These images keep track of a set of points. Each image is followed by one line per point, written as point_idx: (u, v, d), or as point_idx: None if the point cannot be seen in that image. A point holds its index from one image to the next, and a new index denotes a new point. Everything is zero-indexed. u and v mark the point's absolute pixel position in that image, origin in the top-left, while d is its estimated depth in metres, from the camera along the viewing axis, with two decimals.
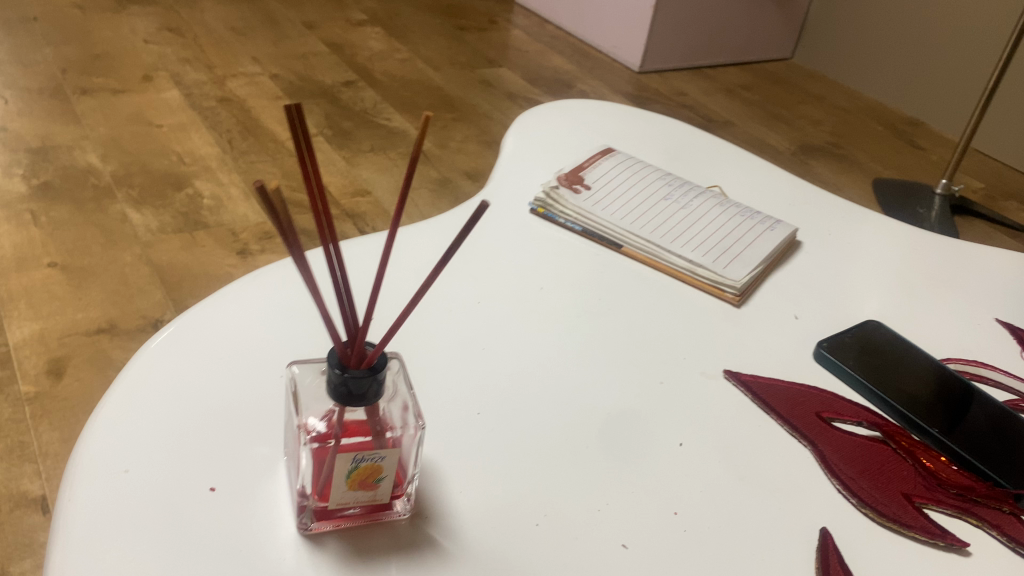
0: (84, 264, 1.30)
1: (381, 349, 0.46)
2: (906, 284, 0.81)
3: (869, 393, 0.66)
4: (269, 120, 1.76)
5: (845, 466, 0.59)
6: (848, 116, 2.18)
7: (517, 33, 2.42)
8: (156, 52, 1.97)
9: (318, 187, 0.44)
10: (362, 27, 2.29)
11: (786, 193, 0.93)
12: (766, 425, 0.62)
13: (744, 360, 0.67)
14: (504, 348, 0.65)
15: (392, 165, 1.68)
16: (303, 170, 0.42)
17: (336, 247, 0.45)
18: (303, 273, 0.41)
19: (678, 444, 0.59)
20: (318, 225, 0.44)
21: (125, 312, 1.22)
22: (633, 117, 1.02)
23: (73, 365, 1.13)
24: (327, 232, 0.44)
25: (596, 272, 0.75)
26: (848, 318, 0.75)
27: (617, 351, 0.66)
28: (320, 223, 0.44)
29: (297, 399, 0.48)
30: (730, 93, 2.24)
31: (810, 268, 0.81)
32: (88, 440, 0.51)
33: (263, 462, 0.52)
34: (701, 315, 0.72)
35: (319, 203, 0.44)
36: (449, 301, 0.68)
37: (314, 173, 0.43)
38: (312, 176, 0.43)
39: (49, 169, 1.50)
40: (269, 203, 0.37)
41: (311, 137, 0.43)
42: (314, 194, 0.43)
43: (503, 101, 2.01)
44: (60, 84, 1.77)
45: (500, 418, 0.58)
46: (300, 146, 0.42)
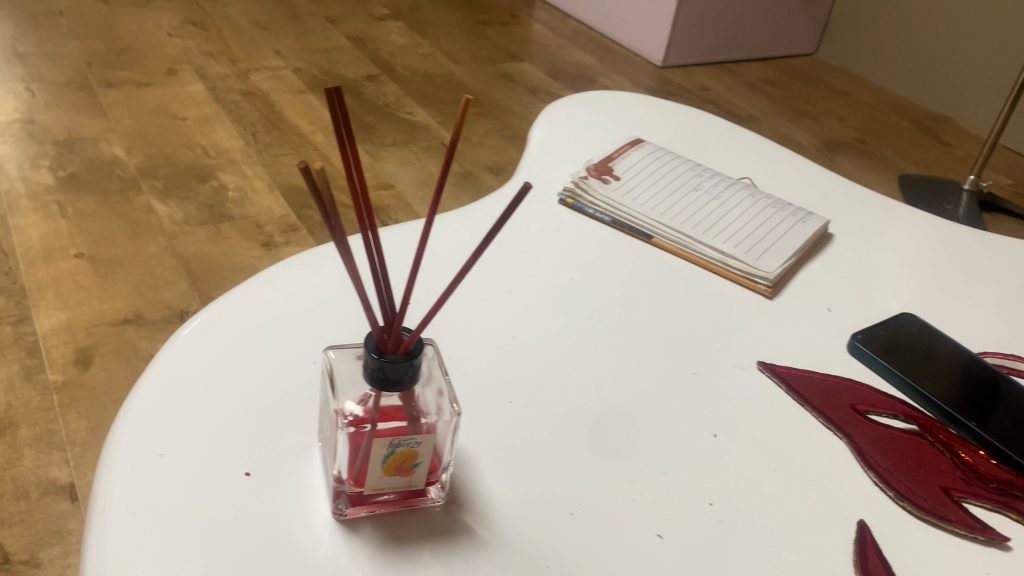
0: (110, 255, 1.31)
1: (418, 335, 0.46)
2: (940, 277, 0.80)
3: (905, 386, 0.65)
4: (293, 113, 1.77)
5: (880, 458, 0.58)
6: (873, 112, 2.16)
7: (538, 28, 2.41)
8: (180, 46, 1.98)
9: (357, 170, 0.43)
10: (384, 22, 2.29)
11: (817, 185, 0.92)
12: (801, 417, 0.61)
13: (778, 351, 0.67)
14: (535, 338, 0.64)
15: (415, 159, 1.68)
16: (343, 153, 0.42)
17: (374, 232, 0.45)
18: (344, 255, 0.41)
19: (712, 435, 0.58)
20: (357, 211, 0.43)
21: (151, 303, 1.23)
22: (661, 109, 1.02)
23: (100, 354, 1.13)
24: (365, 216, 0.44)
25: (627, 263, 0.74)
26: (882, 311, 0.74)
27: (648, 341, 0.66)
28: (360, 208, 0.44)
29: (334, 383, 0.48)
30: (754, 88, 2.23)
31: (842, 260, 0.80)
32: (123, 424, 0.52)
33: (297, 448, 0.52)
34: (734, 307, 0.71)
35: (359, 187, 0.43)
36: (479, 290, 0.68)
37: (353, 157, 0.43)
38: (351, 159, 0.43)
39: (75, 161, 1.51)
40: (314, 184, 0.37)
41: (351, 121, 0.42)
42: (353, 179, 0.43)
43: (526, 95, 2.00)
44: (86, 77, 1.78)
45: (532, 407, 0.58)
46: (341, 130, 0.41)
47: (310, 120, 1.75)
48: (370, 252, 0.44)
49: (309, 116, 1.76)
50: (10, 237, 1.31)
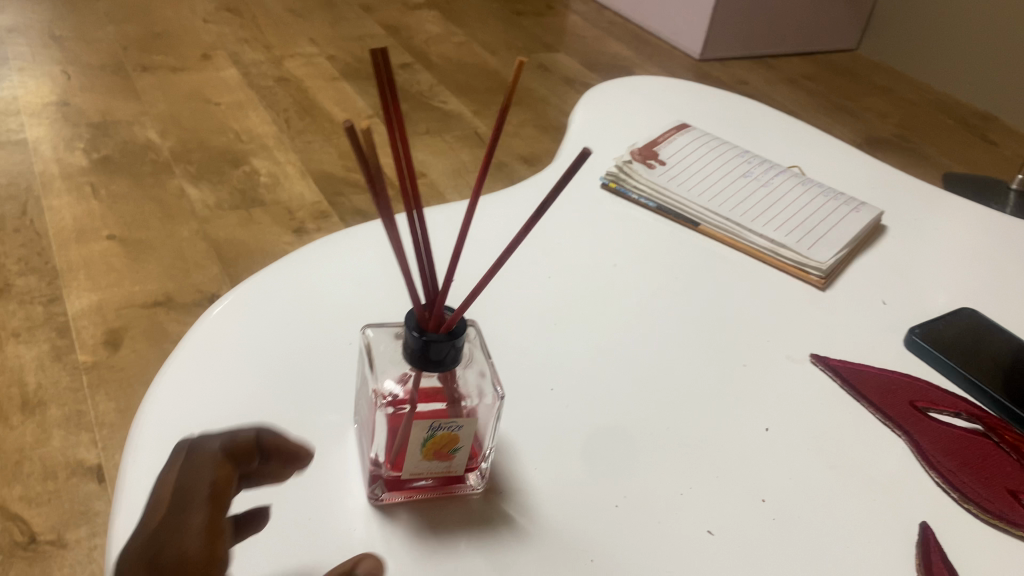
0: (142, 237, 1.30)
1: (461, 313, 0.43)
2: (1000, 272, 0.76)
3: (967, 383, 0.61)
4: (326, 100, 1.75)
5: (943, 458, 0.55)
6: (916, 109, 2.11)
7: (574, 19, 2.38)
8: (215, 32, 1.97)
9: (404, 146, 0.41)
10: (419, 11, 2.27)
11: (868, 176, 0.88)
12: (857, 413, 0.58)
13: (832, 345, 0.64)
14: (578, 326, 0.61)
15: (448, 148, 1.66)
16: (389, 123, 0.40)
17: (418, 209, 0.42)
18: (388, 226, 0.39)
19: (763, 429, 0.55)
20: (403, 186, 0.41)
21: (181, 286, 1.22)
22: (706, 95, 0.99)
23: (130, 336, 1.13)
24: (410, 191, 0.42)
25: (673, 250, 0.71)
26: (940, 305, 0.70)
27: (695, 330, 0.63)
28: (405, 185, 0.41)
29: (372, 362, 0.45)
30: (793, 83, 2.18)
31: (897, 252, 0.77)
32: (151, 404, 0.50)
33: (333, 430, 0.50)
34: (785, 298, 0.68)
35: (403, 158, 0.41)
36: (519, 274, 0.65)
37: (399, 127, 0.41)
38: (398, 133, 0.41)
39: (109, 143, 1.51)
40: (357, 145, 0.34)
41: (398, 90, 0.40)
42: (398, 152, 0.41)
43: (560, 86, 1.98)
44: (121, 61, 1.78)
45: (576, 395, 0.55)
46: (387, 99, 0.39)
47: (343, 107, 1.74)
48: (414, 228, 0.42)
49: (342, 104, 1.75)
50: (43, 217, 1.31)
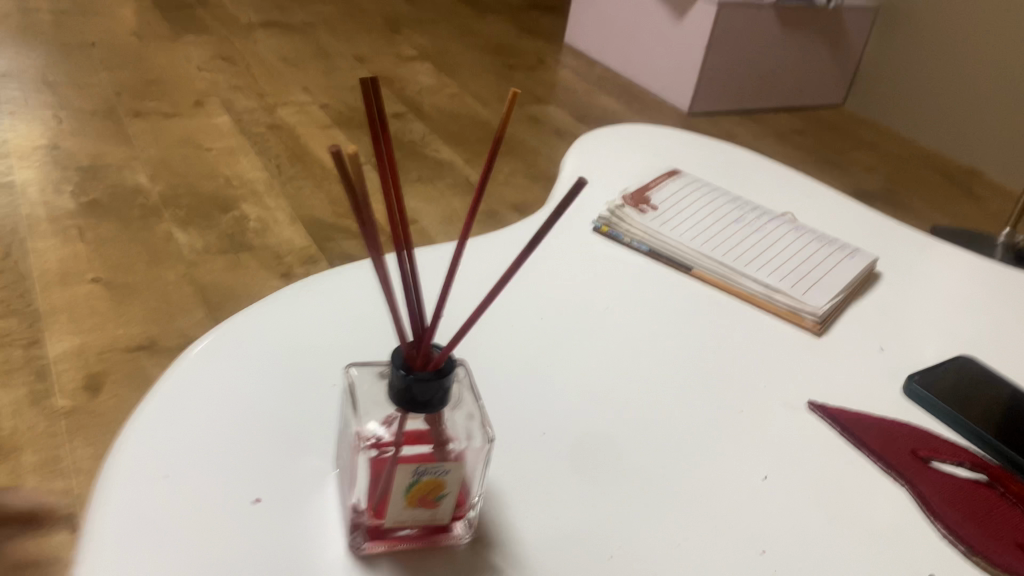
0: (128, 281, 1.28)
1: (449, 352, 0.42)
2: (998, 321, 0.75)
3: (968, 432, 0.60)
4: (318, 148, 1.76)
5: (947, 509, 0.53)
6: (904, 165, 2.12)
7: (565, 72, 2.41)
8: (209, 79, 1.98)
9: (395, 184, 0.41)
10: (413, 62, 2.30)
11: (861, 224, 0.88)
12: (858, 462, 0.56)
13: (830, 392, 0.62)
14: (569, 369, 0.60)
15: (439, 196, 1.66)
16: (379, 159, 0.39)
17: (408, 248, 0.41)
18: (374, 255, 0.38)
19: (762, 478, 0.53)
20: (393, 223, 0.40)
21: (166, 330, 1.20)
22: (698, 144, 0.99)
23: (111, 381, 1.10)
24: (399, 228, 0.41)
25: (666, 295, 0.70)
26: (939, 353, 0.69)
27: (689, 375, 0.61)
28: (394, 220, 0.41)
29: (355, 402, 0.44)
30: (782, 138, 2.20)
31: (892, 299, 0.76)
32: (125, 444, 0.47)
33: (313, 474, 0.47)
34: (780, 344, 0.67)
35: (392, 193, 0.41)
36: (510, 316, 0.64)
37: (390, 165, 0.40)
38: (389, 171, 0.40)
39: (98, 187, 1.50)
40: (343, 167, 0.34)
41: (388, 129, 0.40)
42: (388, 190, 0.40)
43: (552, 138, 1.99)
44: (113, 106, 1.78)
45: (568, 440, 0.54)
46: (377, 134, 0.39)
47: (335, 155, 1.74)
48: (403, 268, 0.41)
49: (334, 151, 1.75)
50: (27, 260, 1.29)
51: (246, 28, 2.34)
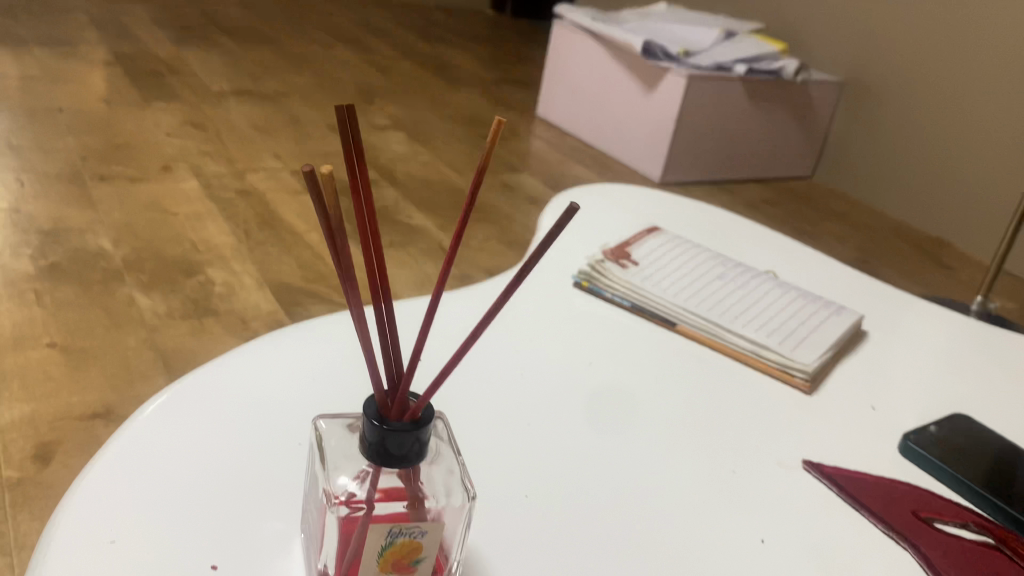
0: (85, 346, 1.23)
1: (428, 400, 0.39)
2: (989, 379, 0.74)
3: (970, 492, 0.57)
4: (288, 213, 1.73)
5: (955, 572, 0.50)
6: (872, 235, 2.14)
7: (537, 143, 2.43)
8: (178, 145, 1.96)
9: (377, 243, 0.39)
10: (385, 131, 2.30)
11: (844, 282, 0.86)
12: (858, 523, 0.53)
13: (825, 451, 0.59)
14: (553, 427, 0.57)
15: (412, 261, 1.63)
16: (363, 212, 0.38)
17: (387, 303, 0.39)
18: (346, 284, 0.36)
19: (760, 541, 0.50)
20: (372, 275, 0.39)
21: (124, 398, 1.14)
22: (676, 203, 0.98)
23: (62, 451, 1.04)
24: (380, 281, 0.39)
25: (650, 351, 0.67)
26: (933, 411, 0.67)
27: (678, 434, 0.58)
28: (372, 267, 0.39)
29: (323, 455, 0.40)
30: (752, 208, 2.22)
31: (881, 358, 0.74)
32: (69, 505, 0.43)
33: (276, 539, 0.43)
34: (771, 402, 0.64)
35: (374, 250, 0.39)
36: (489, 372, 0.61)
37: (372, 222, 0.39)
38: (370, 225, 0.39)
39: (58, 251, 1.46)
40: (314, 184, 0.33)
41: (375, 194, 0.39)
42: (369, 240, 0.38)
43: (525, 205, 1.98)
44: (78, 170, 1.75)
45: (554, 501, 0.50)
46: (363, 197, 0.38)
47: (306, 220, 1.72)
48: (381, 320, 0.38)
49: (305, 217, 1.73)
50: None
51: (218, 96, 2.34)
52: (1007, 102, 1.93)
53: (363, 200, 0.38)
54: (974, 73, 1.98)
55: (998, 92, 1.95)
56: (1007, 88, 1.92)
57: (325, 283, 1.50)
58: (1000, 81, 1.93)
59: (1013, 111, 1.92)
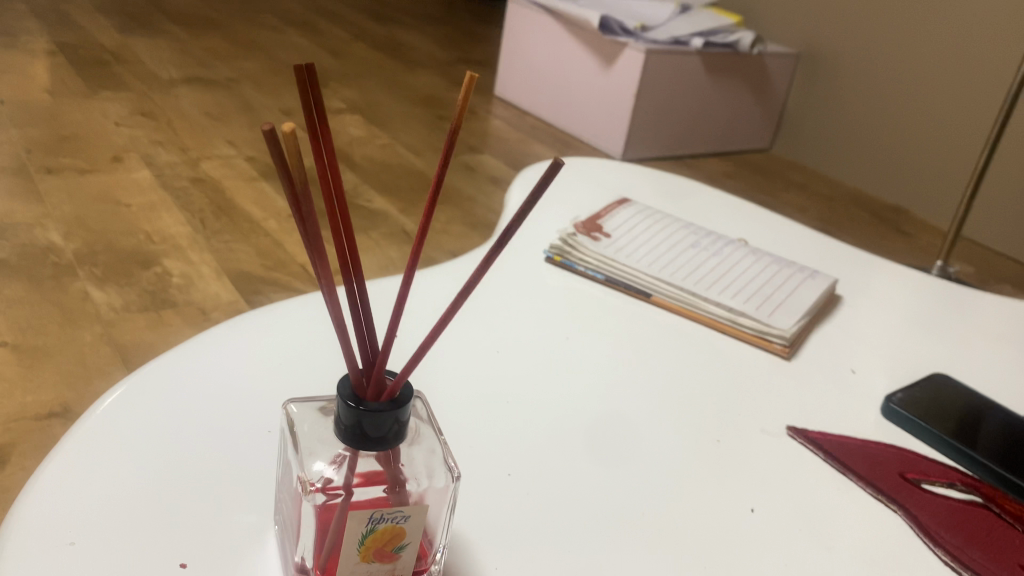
0: (38, 344, 1.18)
1: (406, 377, 0.36)
2: (963, 338, 0.74)
3: (957, 453, 0.56)
4: (245, 201, 1.69)
5: (946, 533, 0.49)
6: (832, 205, 2.16)
7: (497, 123, 2.40)
8: (127, 135, 1.91)
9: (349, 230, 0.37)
10: (341, 115, 2.26)
11: (815, 247, 0.86)
12: (847, 489, 0.52)
13: (808, 416, 0.58)
14: (532, 404, 0.55)
15: (375, 245, 1.60)
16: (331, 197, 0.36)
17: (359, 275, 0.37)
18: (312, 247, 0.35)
19: (750, 511, 0.49)
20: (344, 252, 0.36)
21: (80, 395, 1.10)
22: (644, 174, 0.96)
23: (18, 452, 1.00)
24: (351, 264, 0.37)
25: (628, 324, 0.66)
26: (910, 372, 0.67)
27: (659, 405, 0.57)
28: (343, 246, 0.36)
29: (296, 440, 0.38)
30: (713, 181, 2.22)
31: (857, 321, 0.73)
32: (23, 508, 0.40)
33: (248, 532, 0.41)
34: (753, 369, 0.63)
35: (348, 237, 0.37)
36: (464, 351, 0.59)
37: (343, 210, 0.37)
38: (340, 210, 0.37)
39: (6, 246, 1.40)
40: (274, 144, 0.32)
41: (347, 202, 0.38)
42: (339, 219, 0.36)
43: (487, 186, 1.96)
44: (23, 163, 1.69)
45: (537, 480, 0.48)
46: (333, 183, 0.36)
47: (264, 207, 1.68)
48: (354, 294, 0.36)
49: (263, 204, 1.69)
50: None
51: (167, 83, 2.27)
52: (961, 66, 1.94)
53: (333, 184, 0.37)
54: (928, 38, 1.99)
55: (951, 57, 1.96)
56: (960, 53, 1.93)
57: (286, 271, 1.47)
58: (954, 45, 1.94)
59: (966, 75, 1.93)
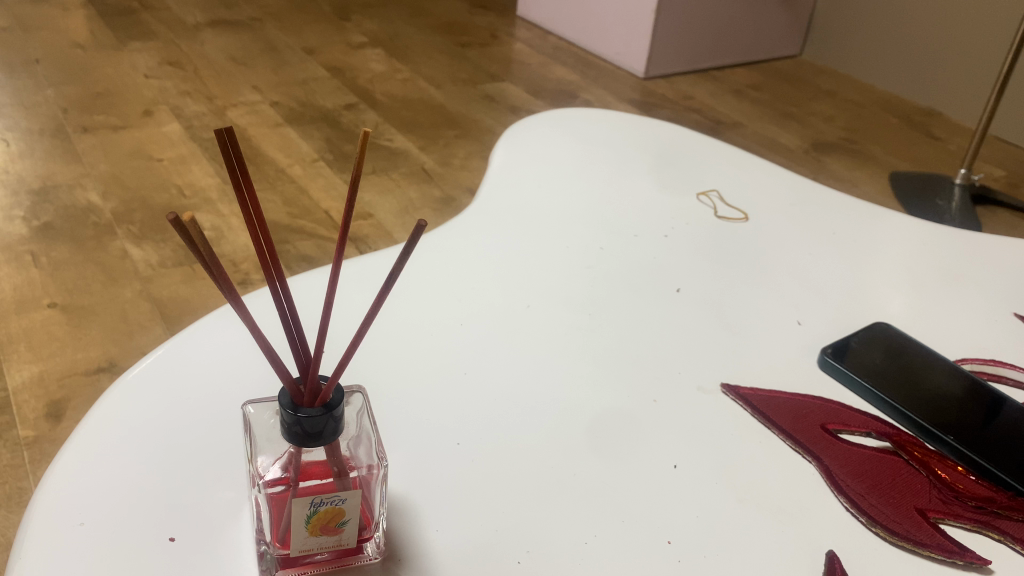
0: (84, 303, 1.29)
1: (336, 382, 0.43)
2: (918, 283, 0.77)
3: (881, 402, 0.62)
4: (270, 148, 1.75)
5: (852, 481, 0.56)
6: (861, 110, 2.11)
7: (519, 46, 2.39)
8: (156, 87, 1.97)
9: (266, 239, 0.41)
10: (363, 50, 2.28)
11: (787, 193, 0.90)
12: (768, 442, 0.58)
13: (745, 372, 0.64)
14: (488, 371, 0.61)
15: (395, 186, 1.66)
16: (247, 221, 0.40)
17: (282, 279, 0.42)
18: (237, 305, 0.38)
19: (672, 466, 0.55)
20: (264, 264, 0.41)
21: (124, 350, 1.21)
22: (627, 129, 1.01)
23: (73, 407, 1.11)
24: (276, 279, 0.42)
25: (588, 288, 0.72)
26: (856, 321, 0.71)
27: (606, 366, 0.63)
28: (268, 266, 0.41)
29: (253, 438, 0.45)
30: (739, 93, 2.19)
31: (815, 270, 0.78)
32: (43, 493, 0.49)
33: (227, 506, 0.49)
34: (700, 325, 0.68)
35: (271, 263, 0.41)
36: (432, 323, 0.65)
37: (259, 223, 0.41)
38: (258, 226, 0.41)
39: (50, 209, 1.50)
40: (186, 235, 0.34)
41: (265, 220, 0.41)
42: (263, 250, 0.41)
43: (507, 115, 1.98)
44: (61, 124, 1.78)
45: (481, 444, 0.55)
46: (254, 226, 0.40)
47: (289, 154, 1.74)
48: (280, 307, 0.41)
49: (287, 150, 1.75)
50: None
51: (193, 28, 2.31)
52: None
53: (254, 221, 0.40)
54: None
55: None
56: None
57: (310, 219, 1.54)
58: None
59: None
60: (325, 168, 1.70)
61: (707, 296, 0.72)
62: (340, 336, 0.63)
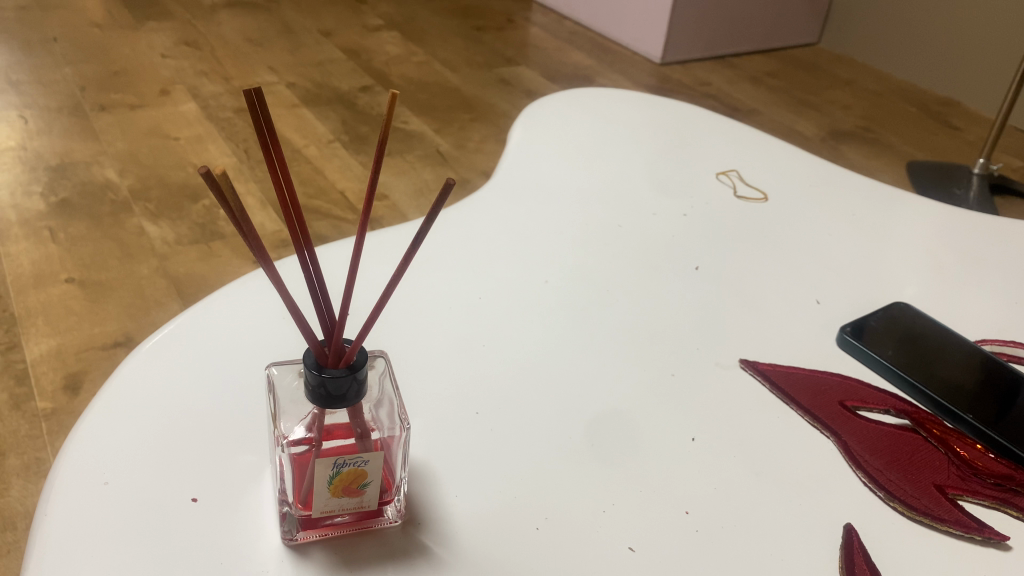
0: (101, 278, 1.30)
1: (359, 345, 0.43)
2: (938, 265, 0.77)
3: (901, 382, 0.62)
4: (286, 129, 1.76)
5: (870, 456, 0.56)
6: (879, 99, 2.09)
7: (535, 30, 2.38)
8: (173, 66, 1.97)
9: (293, 202, 0.41)
10: (379, 33, 2.28)
11: (807, 174, 0.90)
12: (786, 416, 0.58)
13: (763, 349, 0.64)
14: (506, 343, 0.61)
15: (410, 168, 1.66)
16: (275, 180, 0.40)
17: (309, 245, 0.42)
18: (266, 265, 0.38)
19: (690, 440, 0.55)
20: (291, 228, 0.41)
21: (141, 325, 1.22)
22: (646, 109, 1.01)
23: (90, 379, 1.12)
24: (301, 239, 0.42)
25: (605, 264, 0.72)
26: (875, 301, 0.71)
27: (623, 341, 0.63)
28: (294, 230, 0.41)
29: (275, 400, 0.46)
30: (756, 80, 2.17)
31: (834, 250, 0.77)
32: (68, 452, 0.49)
33: (249, 469, 0.49)
34: (717, 302, 0.68)
35: (297, 225, 0.41)
36: (450, 296, 0.66)
37: (287, 183, 0.41)
38: (285, 186, 0.41)
39: (67, 186, 1.51)
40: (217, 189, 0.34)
41: (292, 180, 0.41)
42: (290, 213, 0.41)
43: (522, 99, 1.97)
44: (79, 101, 1.78)
45: (500, 415, 0.55)
46: (281, 186, 0.40)
47: (304, 135, 1.74)
48: (306, 270, 0.42)
49: (303, 131, 1.75)
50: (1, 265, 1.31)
51: (210, 9, 2.32)
52: None
53: (282, 182, 0.40)
54: None
55: None
56: None
57: (325, 199, 1.55)
58: None
59: None
60: (341, 149, 1.70)
61: (726, 274, 0.72)
62: (361, 308, 0.64)
